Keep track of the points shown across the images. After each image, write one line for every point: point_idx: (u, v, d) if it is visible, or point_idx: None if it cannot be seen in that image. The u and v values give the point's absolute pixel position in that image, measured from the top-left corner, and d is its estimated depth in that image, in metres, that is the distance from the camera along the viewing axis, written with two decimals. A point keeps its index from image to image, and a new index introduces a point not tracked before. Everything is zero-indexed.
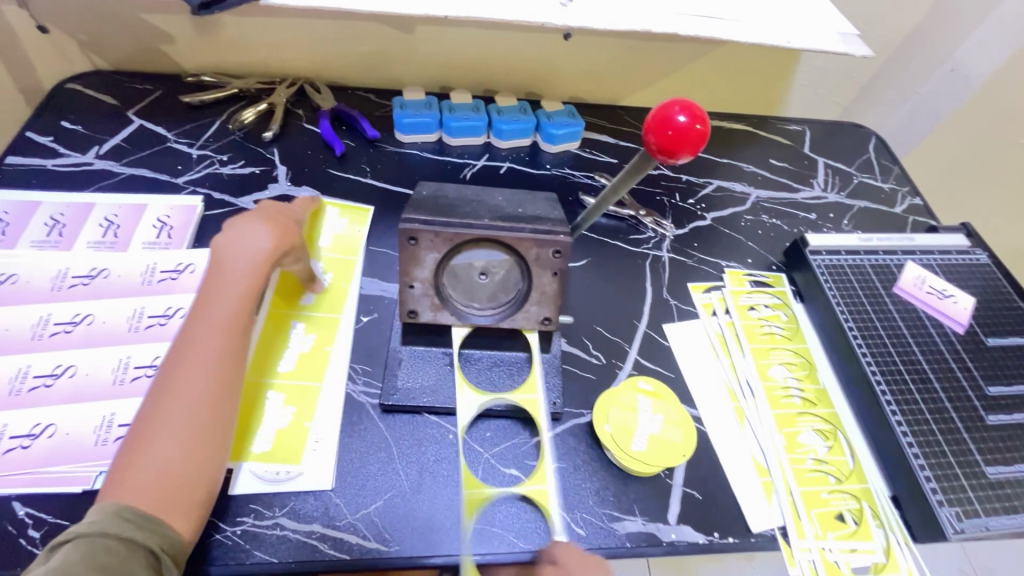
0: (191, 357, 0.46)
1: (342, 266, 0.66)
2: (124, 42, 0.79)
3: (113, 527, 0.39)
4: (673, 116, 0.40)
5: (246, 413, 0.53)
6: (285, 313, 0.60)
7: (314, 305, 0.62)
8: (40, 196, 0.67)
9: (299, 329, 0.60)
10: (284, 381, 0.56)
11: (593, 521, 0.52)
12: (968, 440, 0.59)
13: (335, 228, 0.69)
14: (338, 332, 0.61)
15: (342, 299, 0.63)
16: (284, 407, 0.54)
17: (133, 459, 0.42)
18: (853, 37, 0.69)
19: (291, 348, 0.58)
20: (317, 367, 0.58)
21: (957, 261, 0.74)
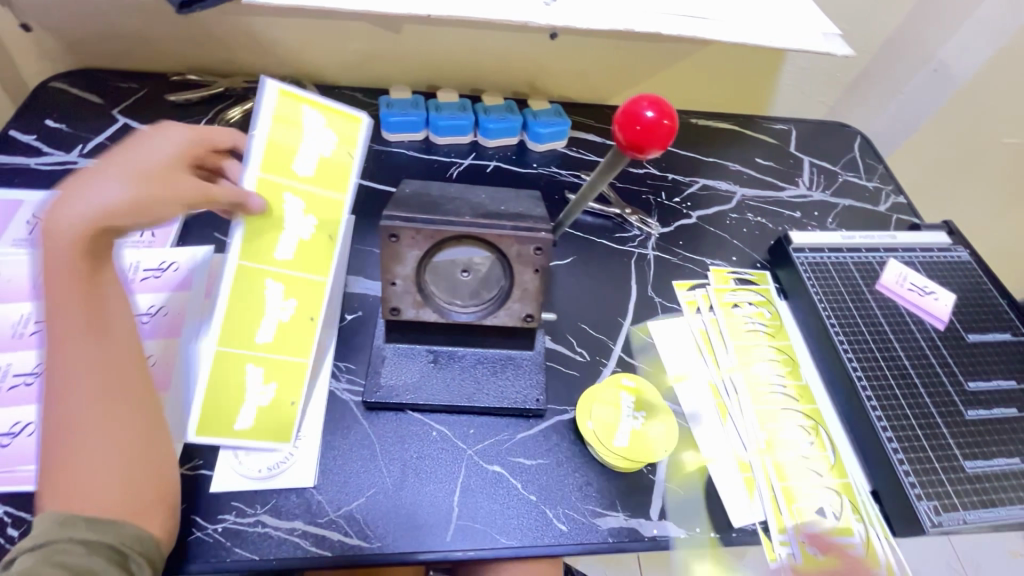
0: (82, 365, 0.43)
1: (325, 213, 0.51)
2: (108, 41, 0.78)
3: (73, 531, 0.38)
4: (641, 111, 0.40)
5: (220, 390, 0.50)
6: (260, 267, 0.50)
7: (295, 262, 0.51)
8: (22, 195, 0.66)
9: (278, 291, 0.51)
10: (263, 355, 0.52)
11: (575, 517, 0.52)
12: (947, 435, 0.59)
13: (311, 156, 0.50)
14: (322, 297, 0.53)
15: (329, 256, 0.53)
16: (265, 383, 0.52)
17: (60, 477, 0.40)
18: (836, 37, 0.70)
19: (269, 314, 0.51)
20: (301, 342, 0.53)
21: (938, 258, 0.74)
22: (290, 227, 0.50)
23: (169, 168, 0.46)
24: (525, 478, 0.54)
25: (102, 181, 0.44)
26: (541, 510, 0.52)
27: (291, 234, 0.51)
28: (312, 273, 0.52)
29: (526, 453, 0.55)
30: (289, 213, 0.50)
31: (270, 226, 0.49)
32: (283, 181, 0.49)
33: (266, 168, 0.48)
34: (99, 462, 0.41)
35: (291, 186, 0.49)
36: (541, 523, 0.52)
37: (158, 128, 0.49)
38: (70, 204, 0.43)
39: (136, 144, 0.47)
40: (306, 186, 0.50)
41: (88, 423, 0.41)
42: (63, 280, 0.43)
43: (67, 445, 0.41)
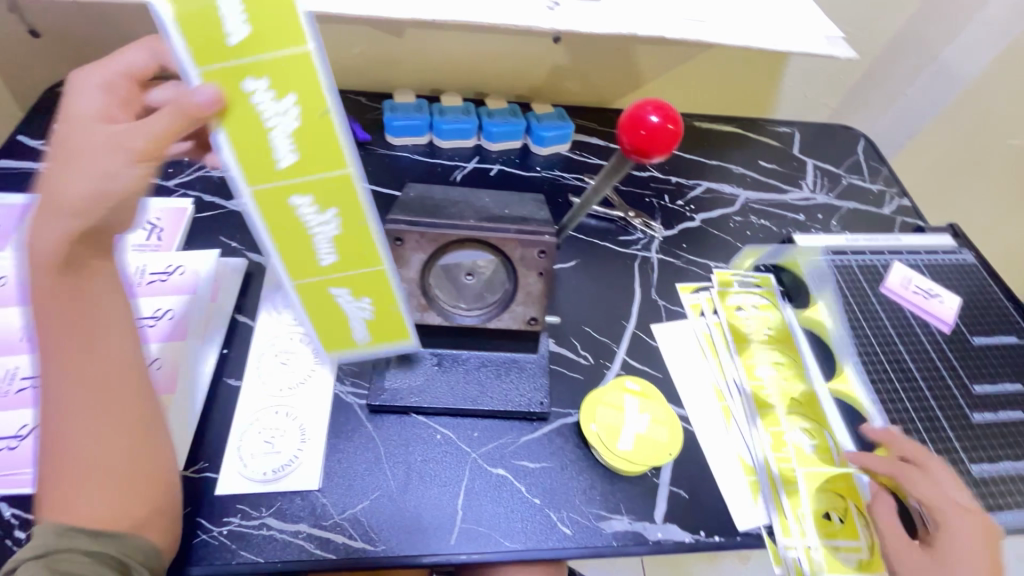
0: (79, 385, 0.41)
1: (297, 78, 0.36)
2: (115, 46, 0.79)
3: (79, 543, 0.38)
4: (645, 116, 0.40)
5: (326, 309, 0.50)
6: (274, 187, 0.41)
7: (304, 165, 0.40)
8: (29, 199, 0.67)
9: (309, 203, 0.42)
10: (337, 274, 0.47)
11: (580, 520, 0.52)
12: (954, 438, 0.59)
13: (237, 14, 0.33)
14: (357, 189, 0.42)
15: (336, 136, 0.39)
16: (359, 299, 0.50)
17: (60, 494, 0.39)
18: (839, 40, 0.70)
19: (316, 233, 0.44)
20: (363, 246, 0.46)
21: (943, 261, 0.74)
22: (272, 121, 0.38)
23: (99, 129, 0.40)
24: (529, 481, 0.54)
25: (55, 184, 0.39)
26: (545, 513, 0.52)
27: (280, 130, 0.38)
28: (334, 171, 0.40)
29: (529, 456, 0.55)
30: (260, 101, 0.37)
31: (256, 134, 0.38)
32: (231, 62, 0.35)
33: (202, 60, 0.35)
34: (95, 482, 0.40)
35: (244, 65, 0.35)
36: (545, 527, 0.51)
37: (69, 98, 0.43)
38: (43, 216, 0.40)
39: (61, 130, 0.41)
40: (258, 58, 0.35)
41: (86, 443, 0.40)
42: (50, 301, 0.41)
43: (63, 464, 0.40)
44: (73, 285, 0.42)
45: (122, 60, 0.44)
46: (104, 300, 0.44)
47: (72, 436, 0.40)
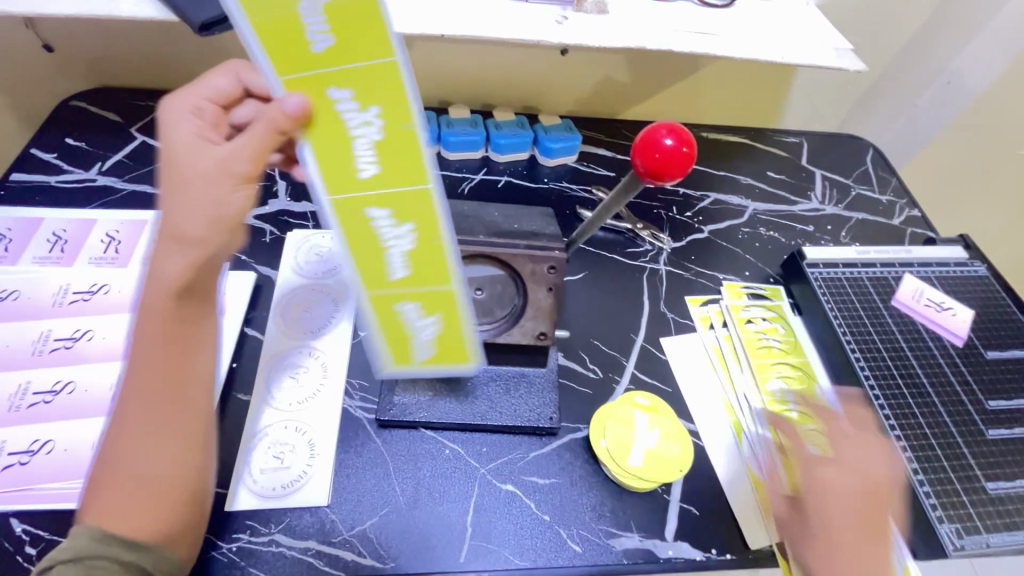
0: (140, 395, 0.42)
1: (382, 90, 0.35)
2: (127, 61, 0.80)
3: (109, 550, 0.38)
4: (659, 139, 0.40)
5: (391, 329, 0.48)
6: (352, 197, 0.40)
7: (384, 176, 0.38)
8: (42, 213, 0.68)
9: (384, 216, 0.41)
10: (405, 290, 0.45)
11: (589, 537, 0.52)
12: (968, 455, 0.58)
13: (318, 21, 0.32)
14: (436, 205, 0.41)
15: (418, 150, 0.37)
16: (427, 318, 0.48)
17: (101, 499, 0.40)
18: (848, 52, 0.70)
19: (391, 247, 0.42)
20: (438, 264, 0.44)
21: (954, 273, 0.74)
22: (355, 130, 0.36)
23: (205, 156, 0.41)
24: (538, 498, 0.54)
25: (171, 217, 0.41)
26: (554, 530, 0.52)
27: (361, 140, 0.37)
28: (415, 186, 0.39)
29: (538, 472, 0.55)
30: (344, 111, 0.36)
31: (337, 142, 0.37)
32: (317, 72, 0.34)
33: (285, 68, 0.34)
34: (132, 493, 0.40)
35: (326, 74, 0.34)
36: (555, 545, 0.51)
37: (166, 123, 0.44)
38: (168, 247, 0.42)
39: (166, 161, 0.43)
40: (343, 67, 0.34)
41: (136, 453, 0.41)
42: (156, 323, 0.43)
43: (111, 470, 0.41)
44: (188, 308, 0.44)
45: (206, 86, 0.46)
46: (199, 322, 0.45)
47: (126, 443, 0.41)
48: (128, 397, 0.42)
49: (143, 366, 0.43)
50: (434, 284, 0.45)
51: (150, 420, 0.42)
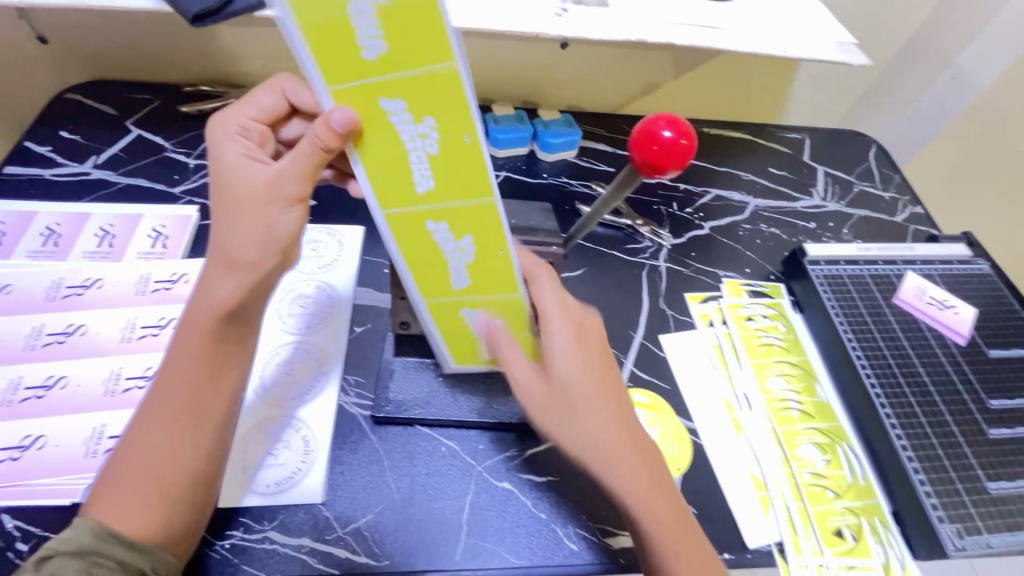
0: (162, 402, 0.43)
1: (437, 101, 0.35)
2: (122, 53, 0.79)
3: (108, 548, 0.39)
4: (658, 131, 0.39)
5: (453, 329, 0.51)
6: (411, 213, 0.41)
7: (443, 192, 0.39)
8: (36, 206, 0.67)
9: (444, 231, 0.42)
10: (466, 297, 0.47)
11: (586, 536, 0.51)
12: (970, 454, 0.58)
13: (370, 26, 0.31)
14: (497, 219, 0.41)
15: (477, 162, 0.38)
16: (486, 320, 0.50)
17: (108, 495, 0.41)
18: (851, 46, 0.69)
19: (450, 259, 0.44)
20: (497, 272, 0.45)
21: (957, 271, 0.73)
22: (411, 144, 0.37)
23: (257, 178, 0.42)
24: (535, 495, 0.53)
25: (225, 239, 0.42)
26: (551, 529, 0.51)
27: (417, 156, 0.37)
28: (476, 198, 0.40)
29: (535, 469, 0.55)
30: (398, 123, 0.36)
31: (395, 156, 0.38)
32: (371, 83, 0.34)
33: (330, 77, 0.34)
34: (137, 494, 0.41)
35: (377, 84, 0.34)
36: (552, 543, 0.51)
37: (216, 144, 0.44)
38: (218, 271, 0.43)
39: (218, 183, 0.43)
40: (392, 75, 0.33)
41: (146, 456, 0.42)
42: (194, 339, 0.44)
43: (121, 469, 0.41)
44: (233, 330, 0.45)
45: (253, 105, 0.46)
46: (239, 341, 0.46)
47: (139, 446, 0.42)
48: (152, 402, 0.43)
49: (169, 377, 0.43)
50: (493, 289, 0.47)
51: (165, 427, 0.42)
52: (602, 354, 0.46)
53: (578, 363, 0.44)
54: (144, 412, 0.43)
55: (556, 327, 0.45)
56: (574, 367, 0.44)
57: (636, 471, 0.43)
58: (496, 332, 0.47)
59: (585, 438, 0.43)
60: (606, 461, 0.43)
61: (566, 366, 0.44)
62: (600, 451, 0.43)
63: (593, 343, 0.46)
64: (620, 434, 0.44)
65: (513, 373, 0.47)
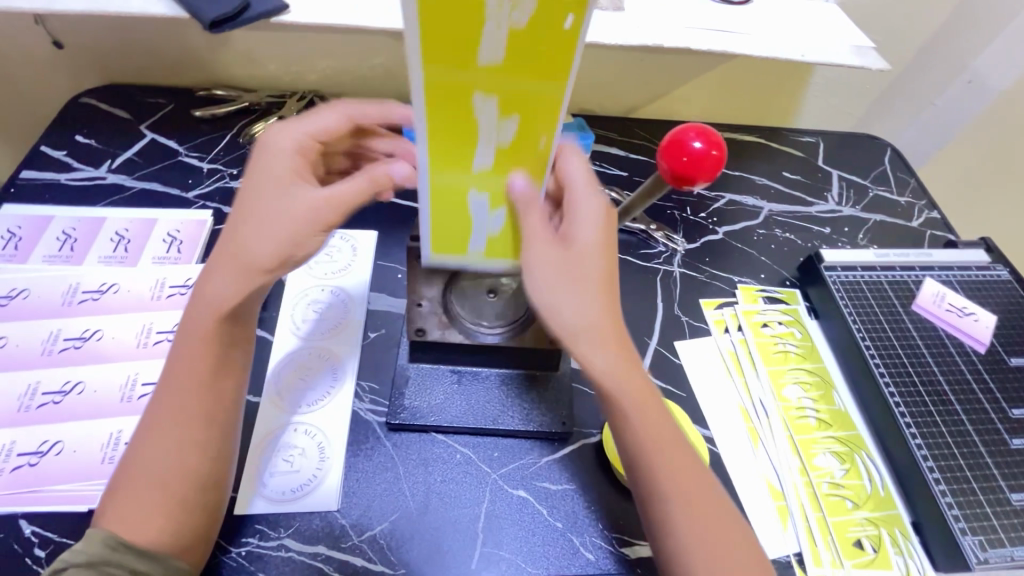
0: (168, 409, 0.43)
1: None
2: (136, 58, 0.79)
3: (120, 559, 0.39)
4: (688, 141, 0.38)
5: (450, 217, 0.46)
6: (460, 75, 0.37)
7: (509, 68, 0.36)
8: (51, 211, 0.67)
9: (486, 103, 0.38)
10: (478, 178, 0.43)
11: (603, 545, 0.51)
12: (992, 465, 0.57)
13: None
14: (555, 114, 0.40)
15: (562, 53, 0.36)
16: (491, 215, 0.46)
17: (119, 506, 0.41)
18: (869, 50, 0.68)
19: (482, 136, 0.40)
20: (527, 160, 0.43)
21: (976, 278, 0.72)
22: (497, 10, 0.33)
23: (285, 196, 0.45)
24: (550, 504, 0.53)
25: (243, 245, 0.44)
26: (567, 538, 0.51)
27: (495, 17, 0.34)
28: (544, 84, 0.38)
29: (551, 478, 0.54)
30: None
31: (469, 20, 0.34)
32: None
33: None
34: (149, 502, 0.41)
35: None
36: (568, 552, 0.50)
37: (265, 150, 0.47)
38: (224, 270, 0.45)
39: (252, 187, 0.46)
40: None
41: (156, 464, 0.42)
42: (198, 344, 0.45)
43: (131, 479, 0.42)
44: (236, 332, 0.46)
45: (313, 121, 0.49)
46: (241, 343, 0.48)
47: (149, 454, 0.42)
48: (157, 409, 0.44)
49: (174, 383, 0.44)
50: (513, 176, 0.43)
51: (174, 431, 0.43)
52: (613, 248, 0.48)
53: (602, 237, 0.46)
54: (151, 421, 0.43)
55: (583, 197, 0.46)
56: (597, 240, 0.46)
57: (678, 459, 0.45)
58: (525, 191, 0.44)
59: (597, 310, 0.44)
60: (613, 341, 0.44)
61: (591, 236, 0.46)
62: (587, 323, 0.44)
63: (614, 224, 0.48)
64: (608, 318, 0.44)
65: (531, 231, 0.44)
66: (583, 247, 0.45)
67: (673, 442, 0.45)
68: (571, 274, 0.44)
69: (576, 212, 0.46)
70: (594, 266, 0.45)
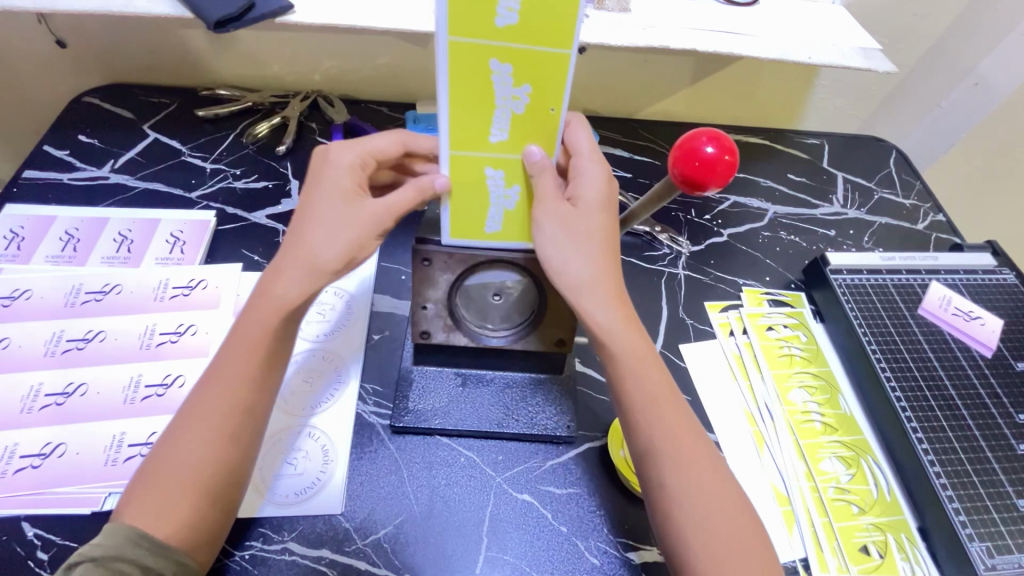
0: (209, 397, 0.44)
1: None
2: (139, 57, 0.79)
3: (131, 552, 0.39)
4: (700, 146, 0.38)
5: (467, 194, 0.46)
6: (478, 43, 0.39)
7: (524, 28, 0.38)
8: (54, 211, 0.67)
9: (504, 70, 0.40)
10: (495, 150, 0.44)
11: (608, 550, 0.50)
12: (998, 470, 0.57)
13: None
14: (565, 76, 0.41)
15: (571, 9, 0.37)
16: (506, 189, 0.46)
17: (143, 493, 0.41)
18: (876, 52, 0.68)
19: (499, 106, 0.42)
20: (542, 131, 0.44)
21: (982, 281, 0.72)
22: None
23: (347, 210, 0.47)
24: (555, 508, 0.52)
25: (306, 249, 0.46)
26: (572, 542, 0.51)
27: None
28: (555, 48, 0.39)
29: (555, 482, 0.54)
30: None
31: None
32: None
33: None
34: (173, 491, 0.41)
35: None
36: (573, 557, 0.50)
37: (328, 160, 0.48)
38: (290, 272, 0.46)
39: (314, 194, 0.47)
40: None
41: (186, 452, 0.42)
42: (243, 344, 0.45)
43: (159, 466, 0.42)
44: (289, 332, 0.47)
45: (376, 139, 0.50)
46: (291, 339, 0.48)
47: (181, 441, 0.42)
48: (195, 400, 0.44)
49: (219, 373, 0.45)
50: (531, 149, 0.44)
51: (211, 420, 0.43)
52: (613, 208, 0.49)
53: (604, 196, 0.48)
54: (189, 409, 0.44)
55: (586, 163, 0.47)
56: (599, 199, 0.47)
57: (691, 452, 0.44)
58: (541, 159, 0.44)
59: (597, 265, 0.46)
60: (614, 297, 0.46)
61: (594, 196, 0.47)
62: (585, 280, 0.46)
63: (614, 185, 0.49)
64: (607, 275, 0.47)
65: (543, 194, 0.45)
66: (586, 206, 0.47)
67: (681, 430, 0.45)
68: (576, 234, 0.46)
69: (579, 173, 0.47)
70: (597, 225, 0.47)
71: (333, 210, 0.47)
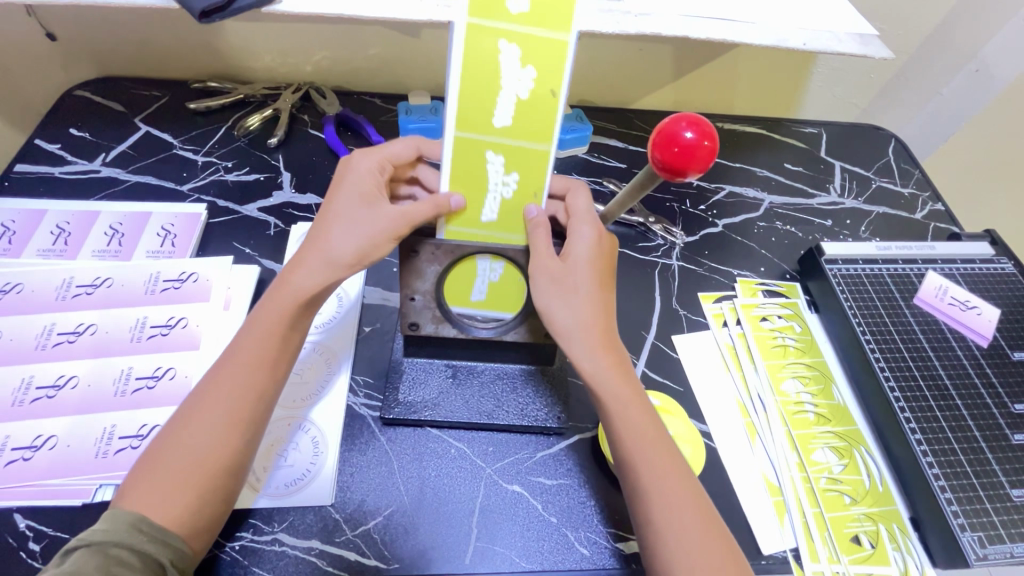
0: (222, 381, 0.44)
1: (546, 55, 0.42)
2: (130, 50, 0.78)
3: (128, 538, 0.38)
4: (680, 132, 0.37)
5: (458, 266, 0.50)
6: (476, 140, 0.45)
7: (514, 129, 0.44)
8: (45, 205, 0.67)
9: (497, 164, 0.45)
10: (487, 230, 0.48)
11: (596, 541, 0.50)
12: (993, 461, 0.56)
13: None
14: (547, 168, 0.46)
15: (552, 116, 0.44)
16: (494, 263, 0.50)
17: (147, 475, 0.41)
18: (873, 39, 0.66)
19: (491, 191, 0.46)
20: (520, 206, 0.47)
21: (980, 271, 0.71)
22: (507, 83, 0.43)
23: (364, 209, 0.47)
24: (545, 499, 0.52)
25: (326, 248, 0.47)
26: (563, 533, 0.51)
27: (509, 92, 0.43)
28: (537, 146, 0.45)
29: (546, 472, 0.54)
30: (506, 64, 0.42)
31: (487, 87, 0.43)
32: (495, 27, 0.41)
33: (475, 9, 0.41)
34: (178, 476, 0.41)
35: (506, 29, 0.41)
36: (563, 547, 0.50)
37: (349, 166, 0.50)
38: (310, 265, 0.47)
39: (335, 195, 0.49)
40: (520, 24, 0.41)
41: (197, 433, 0.42)
42: (263, 332, 0.46)
43: (164, 449, 0.42)
44: (304, 318, 0.48)
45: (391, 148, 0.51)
46: (303, 330, 0.49)
47: (192, 422, 0.43)
48: (207, 384, 0.45)
49: (237, 360, 0.45)
50: (526, 205, 0.47)
51: (223, 405, 0.43)
52: (611, 263, 0.50)
53: (595, 253, 0.48)
54: (200, 393, 0.44)
55: (583, 225, 0.49)
56: (592, 256, 0.48)
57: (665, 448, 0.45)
58: (538, 215, 0.47)
59: (585, 311, 0.47)
60: (602, 344, 0.47)
61: (586, 252, 0.48)
62: (583, 328, 0.47)
63: (612, 245, 0.51)
64: (602, 323, 0.47)
65: (535, 247, 0.47)
66: (577, 261, 0.48)
67: (659, 437, 0.46)
68: (564, 283, 0.47)
69: (575, 233, 0.49)
70: (586, 278, 0.47)
71: (349, 210, 0.47)
